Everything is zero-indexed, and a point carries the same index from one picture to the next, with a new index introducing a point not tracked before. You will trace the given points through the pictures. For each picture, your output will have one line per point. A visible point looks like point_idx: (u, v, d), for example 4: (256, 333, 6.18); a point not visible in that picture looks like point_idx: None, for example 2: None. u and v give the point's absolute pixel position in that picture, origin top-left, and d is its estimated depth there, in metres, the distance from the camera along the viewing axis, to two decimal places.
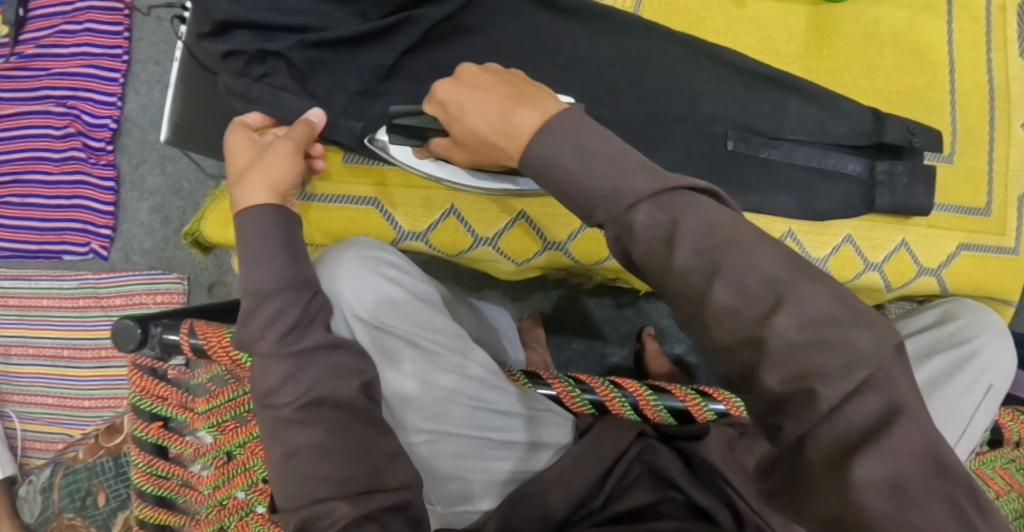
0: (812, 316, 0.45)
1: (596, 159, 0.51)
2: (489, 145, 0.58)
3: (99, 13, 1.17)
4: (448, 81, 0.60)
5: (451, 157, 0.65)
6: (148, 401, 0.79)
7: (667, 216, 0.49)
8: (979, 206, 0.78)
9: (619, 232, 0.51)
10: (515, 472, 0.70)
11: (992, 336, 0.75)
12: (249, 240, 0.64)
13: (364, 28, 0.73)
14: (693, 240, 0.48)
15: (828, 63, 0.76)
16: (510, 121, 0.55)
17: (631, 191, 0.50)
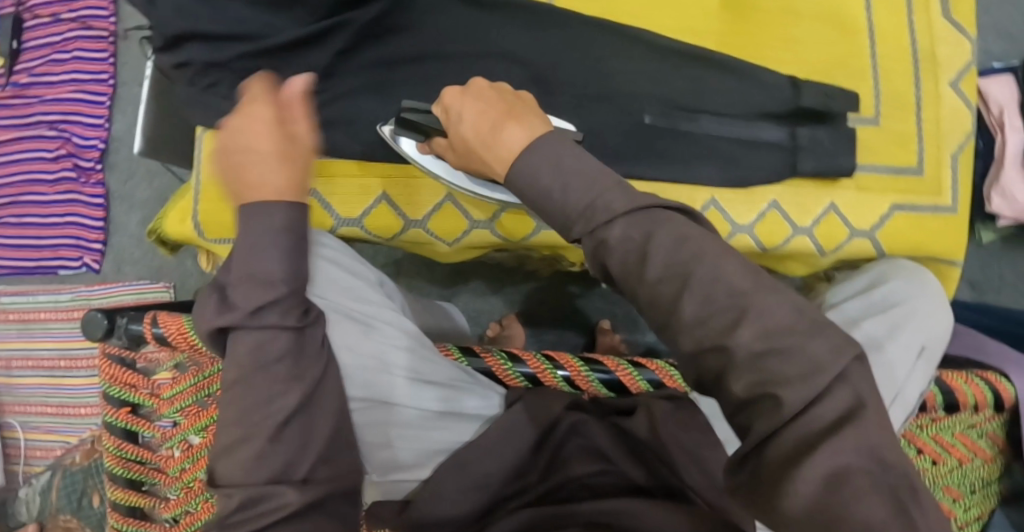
0: (774, 327, 0.46)
1: (565, 176, 0.51)
2: (474, 154, 0.58)
3: (86, 41, 1.24)
4: (455, 88, 0.59)
5: (447, 157, 0.66)
6: (117, 388, 0.84)
7: (641, 233, 0.49)
8: (910, 166, 0.79)
9: (595, 247, 0.50)
10: (446, 441, 0.73)
11: (925, 298, 0.74)
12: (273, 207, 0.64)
13: (297, 35, 0.72)
14: (666, 258, 0.48)
15: (746, 37, 0.78)
16: (496, 137, 0.55)
17: (606, 210, 0.50)
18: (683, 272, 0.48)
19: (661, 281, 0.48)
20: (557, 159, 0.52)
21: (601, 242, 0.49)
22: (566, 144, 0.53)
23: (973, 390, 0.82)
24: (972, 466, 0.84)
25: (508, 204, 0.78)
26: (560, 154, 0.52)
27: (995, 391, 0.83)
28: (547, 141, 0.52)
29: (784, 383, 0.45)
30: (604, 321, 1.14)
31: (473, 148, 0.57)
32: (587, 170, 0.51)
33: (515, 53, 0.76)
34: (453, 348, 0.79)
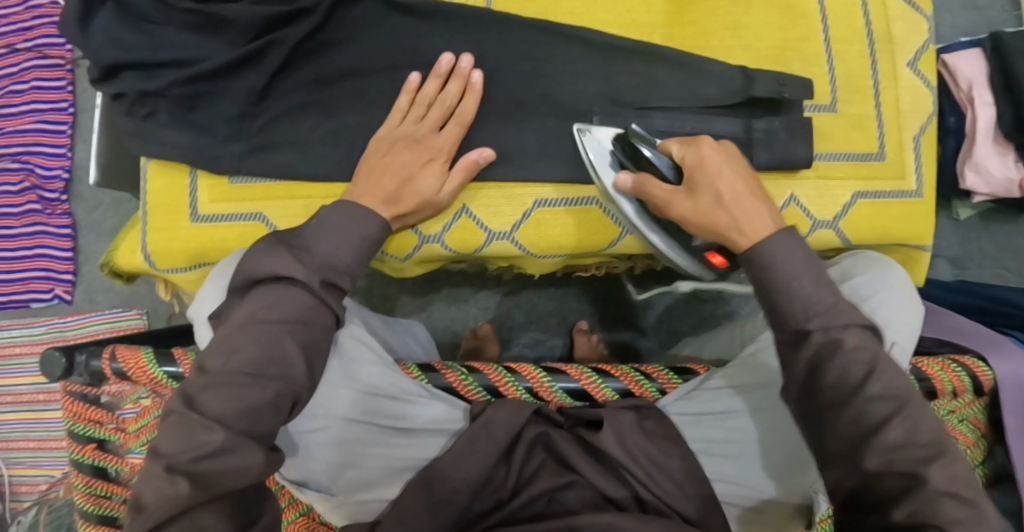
0: (959, 480, 0.51)
1: (807, 276, 0.57)
2: (717, 215, 0.62)
3: (43, 70, 1.22)
4: (716, 142, 0.64)
5: (666, 200, 0.65)
6: (82, 425, 0.81)
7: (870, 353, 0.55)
8: (871, 151, 0.76)
9: (828, 343, 0.55)
10: (411, 457, 0.71)
11: (894, 290, 0.72)
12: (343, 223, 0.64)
13: (233, 56, 0.74)
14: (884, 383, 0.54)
15: (692, 28, 0.76)
16: (749, 212, 0.61)
17: (840, 319, 0.56)
18: (895, 398, 0.54)
19: (879, 397, 0.54)
20: (801, 258, 0.58)
21: (836, 339, 0.55)
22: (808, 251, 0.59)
23: (952, 378, 0.79)
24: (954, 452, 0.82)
25: (459, 214, 0.74)
26: (793, 256, 0.58)
27: (973, 377, 0.81)
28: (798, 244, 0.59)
29: (950, 518, 0.50)
30: (582, 321, 1.13)
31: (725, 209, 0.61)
32: (810, 274, 0.57)
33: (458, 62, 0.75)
34: (411, 366, 0.76)
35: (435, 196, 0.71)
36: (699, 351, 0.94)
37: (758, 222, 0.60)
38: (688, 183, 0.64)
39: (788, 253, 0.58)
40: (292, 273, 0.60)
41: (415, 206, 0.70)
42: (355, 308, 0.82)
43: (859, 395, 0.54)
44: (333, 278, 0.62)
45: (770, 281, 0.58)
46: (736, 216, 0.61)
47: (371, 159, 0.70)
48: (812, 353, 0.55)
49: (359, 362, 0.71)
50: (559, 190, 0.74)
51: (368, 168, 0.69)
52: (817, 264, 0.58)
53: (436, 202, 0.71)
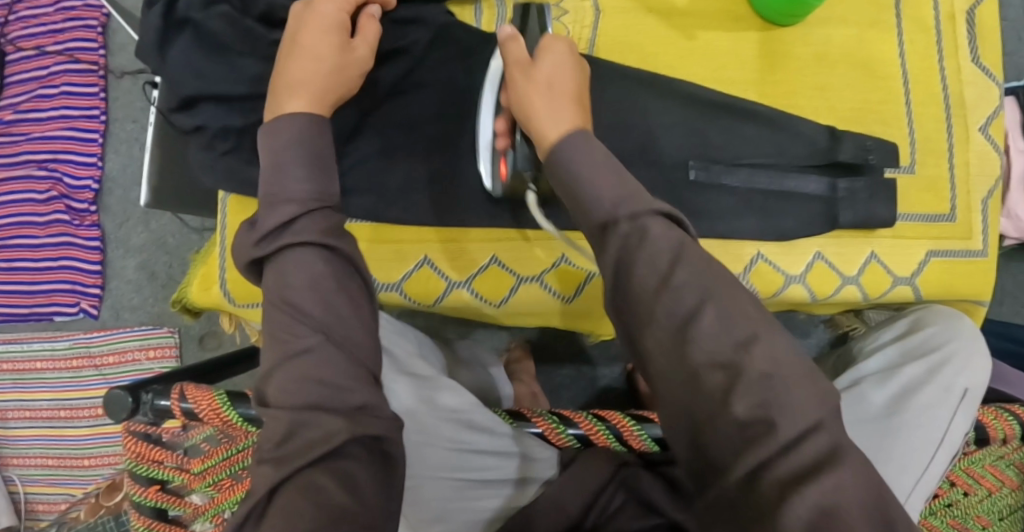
0: None
1: (591, 172, 0.55)
2: (523, 108, 0.61)
3: (74, 75, 1.18)
4: (565, 46, 0.63)
5: (513, 51, 0.63)
6: (144, 466, 0.79)
7: (675, 242, 0.50)
8: (943, 213, 0.79)
9: (633, 235, 0.51)
10: (499, 510, 0.71)
11: (969, 340, 0.77)
12: (278, 146, 0.61)
13: None
14: (688, 274, 0.49)
15: (782, 87, 0.77)
16: (549, 107, 0.60)
17: (642, 206, 0.52)
18: (704, 286, 0.49)
19: None
20: (588, 157, 0.56)
21: (641, 226, 0.51)
22: (602, 148, 0.56)
23: (1005, 426, 0.83)
24: (1000, 494, 0.86)
25: (558, 263, 0.78)
26: (586, 150, 0.56)
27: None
28: (582, 145, 0.56)
29: None
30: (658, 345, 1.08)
31: (544, 102, 0.60)
32: (608, 164, 0.55)
33: None
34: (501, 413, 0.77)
35: (350, 59, 0.66)
36: None
37: (557, 117, 0.59)
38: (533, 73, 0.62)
39: (587, 148, 0.56)
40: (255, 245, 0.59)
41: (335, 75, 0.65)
42: (429, 346, 0.85)
43: (664, 290, 0.49)
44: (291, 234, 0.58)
45: (570, 179, 0.56)
46: (542, 104, 0.60)
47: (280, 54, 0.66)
48: (618, 244, 0.51)
49: (446, 416, 0.73)
50: None
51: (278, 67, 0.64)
52: (613, 159, 0.56)
53: (356, 68, 0.67)
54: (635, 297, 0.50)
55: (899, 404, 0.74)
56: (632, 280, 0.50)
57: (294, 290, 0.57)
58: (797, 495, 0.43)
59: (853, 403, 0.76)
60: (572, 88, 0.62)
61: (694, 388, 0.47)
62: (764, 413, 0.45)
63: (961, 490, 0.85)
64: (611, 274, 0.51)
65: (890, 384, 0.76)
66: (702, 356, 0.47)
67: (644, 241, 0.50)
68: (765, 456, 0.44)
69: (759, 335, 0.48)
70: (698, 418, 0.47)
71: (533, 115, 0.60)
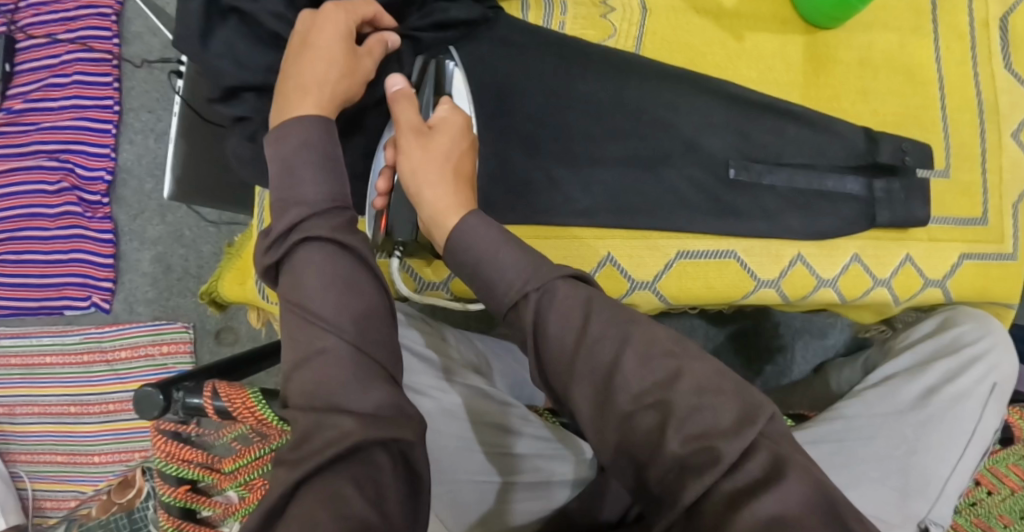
0: None
1: (500, 262, 0.57)
2: (421, 190, 0.61)
3: (87, 64, 1.15)
4: (460, 121, 0.64)
5: (403, 110, 0.63)
6: (174, 465, 0.78)
7: (582, 300, 0.54)
8: (976, 216, 0.80)
9: (542, 299, 0.55)
10: (539, 511, 0.67)
11: (995, 340, 0.78)
12: (285, 151, 0.60)
13: None
14: (603, 324, 0.53)
15: (825, 90, 0.78)
16: (442, 208, 0.60)
17: (544, 273, 0.56)
18: (622, 328, 0.53)
19: None
20: (484, 231, 0.59)
21: (549, 291, 0.55)
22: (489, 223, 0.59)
23: None
24: None
25: (604, 262, 0.73)
26: (484, 230, 0.58)
27: None
28: (476, 226, 0.59)
29: None
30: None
31: (448, 180, 0.61)
32: (509, 243, 0.58)
33: (592, 102, 0.73)
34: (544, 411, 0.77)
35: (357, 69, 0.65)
36: (787, 397, 0.99)
37: (441, 199, 0.61)
38: (426, 139, 0.62)
39: (483, 232, 0.58)
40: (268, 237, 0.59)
41: (343, 83, 0.63)
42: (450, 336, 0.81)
43: (581, 342, 0.53)
44: (305, 231, 0.58)
45: (473, 262, 0.58)
46: (420, 179, 0.61)
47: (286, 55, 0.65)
48: (530, 312, 0.55)
49: (483, 420, 0.70)
50: (701, 242, 0.74)
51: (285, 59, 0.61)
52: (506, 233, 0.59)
53: (360, 80, 0.65)
54: (553, 349, 0.54)
55: (931, 397, 0.75)
56: (548, 339, 0.54)
57: (309, 293, 0.57)
58: (747, 508, 0.45)
59: (887, 395, 0.76)
60: (459, 162, 0.62)
61: (628, 434, 0.50)
62: (699, 444, 0.48)
63: (985, 489, 0.88)
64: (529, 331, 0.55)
65: (920, 381, 0.77)
66: (627, 402, 0.50)
67: (553, 303, 0.54)
68: (706, 483, 0.47)
69: (682, 368, 0.51)
70: (638, 459, 0.50)
71: (426, 204, 0.61)
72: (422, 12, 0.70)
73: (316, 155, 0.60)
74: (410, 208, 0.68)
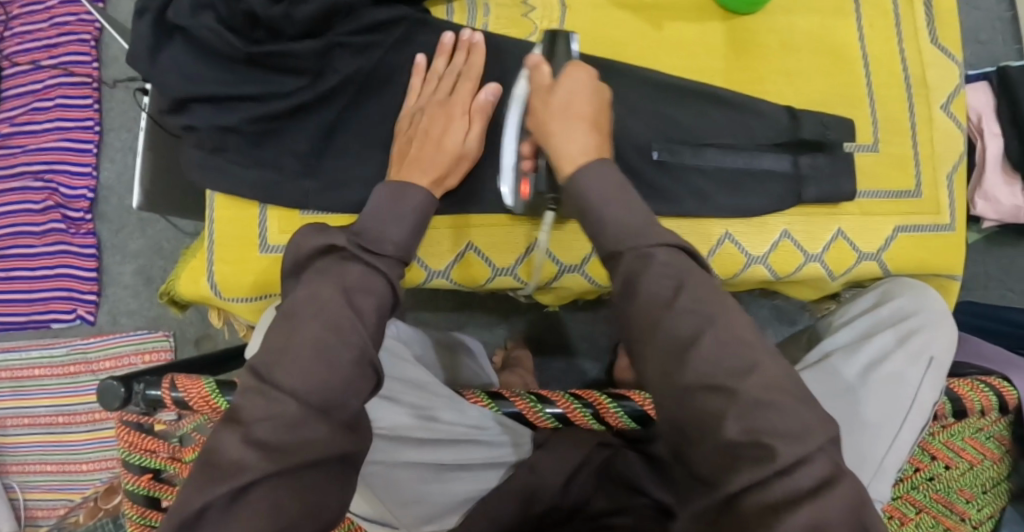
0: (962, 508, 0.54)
1: (611, 201, 0.60)
2: (563, 149, 0.64)
3: (68, 87, 1.21)
4: (585, 79, 0.69)
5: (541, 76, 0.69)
6: (137, 455, 0.82)
7: (676, 275, 0.56)
8: (909, 188, 0.81)
9: (639, 261, 0.57)
10: (474, 491, 0.73)
11: (931, 313, 0.77)
12: (384, 213, 0.69)
13: (288, 103, 0.75)
14: (691, 299, 0.55)
15: (748, 73, 0.80)
16: (573, 147, 0.64)
17: (650, 236, 0.58)
18: (704, 311, 0.54)
19: None
20: (610, 185, 0.61)
21: (645, 255, 0.57)
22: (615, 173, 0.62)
23: (982, 397, 0.84)
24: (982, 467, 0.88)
25: (531, 248, 0.80)
26: (602, 179, 0.61)
27: (1001, 397, 0.85)
28: (602, 171, 0.62)
29: None
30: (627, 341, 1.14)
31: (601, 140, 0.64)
32: (624, 200, 0.60)
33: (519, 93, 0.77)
34: (481, 393, 0.78)
35: (466, 148, 0.74)
36: None
37: (578, 144, 0.64)
38: (562, 103, 0.67)
39: (599, 180, 0.61)
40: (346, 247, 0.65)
41: (451, 163, 0.74)
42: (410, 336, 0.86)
43: (670, 310, 0.55)
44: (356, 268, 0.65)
45: (585, 201, 0.61)
46: (564, 130, 0.65)
47: (409, 132, 0.75)
48: (624, 271, 0.57)
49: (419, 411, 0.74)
50: None
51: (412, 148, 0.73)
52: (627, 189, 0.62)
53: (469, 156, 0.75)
54: (642, 314, 0.56)
55: (866, 375, 0.75)
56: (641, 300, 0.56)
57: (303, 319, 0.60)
58: (787, 516, 0.49)
59: (823, 376, 0.76)
60: (595, 116, 0.67)
61: (686, 405, 0.53)
62: (755, 437, 0.51)
63: (942, 463, 0.85)
64: (623, 293, 0.57)
65: (858, 356, 0.76)
66: (696, 377, 0.53)
67: (651, 264, 0.56)
68: (754, 477, 0.50)
69: (758, 365, 0.53)
70: (689, 432, 0.53)
71: (558, 149, 0.65)
72: (353, 18, 0.74)
73: (412, 219, 0.70)
74: (551, 177, 0.72)
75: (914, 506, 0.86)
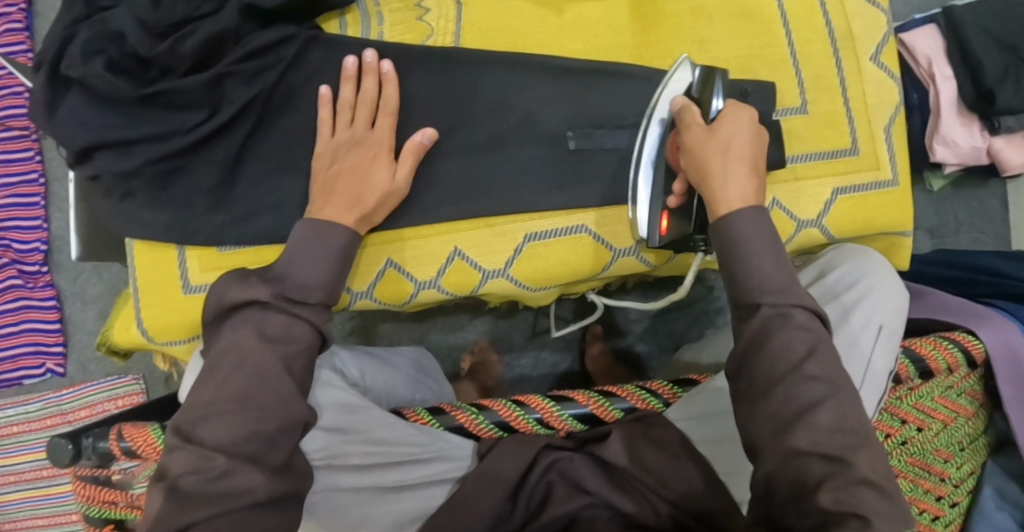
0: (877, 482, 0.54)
1: (762, 255, 0.63)
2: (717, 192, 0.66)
3: (6, 142, 1.19)
4: (743, 120, 0.68)
5: (693, 123, 0.68)
6: (96, 507, 0.79)
7: (812, 339, 0.60)
8: (845, 147, 0.78)
9: (775, 317, 0.61)
10: (418, 510, 0.70)
11: (875, 277, 0.74)
12: (307, 251, 0.65)
13: (190, 139, 0.73)
14: (822, 362, 0.59)
15: (659, 47, 0.78)
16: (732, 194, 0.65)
17: (792, 297, 0.61)
18: (829, 377, 0.59)
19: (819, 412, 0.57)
20: (763, 233, 0.64)
21: (784, 313, 0.61)
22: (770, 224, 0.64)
23: (945, 354, 0.81)
24: (956, 425, 0.84)
25: (452, 257, 0.75)
26: (760, 228, 0.64)
27: (965, 352, 0.81)
28: (755, 221, 0.64)
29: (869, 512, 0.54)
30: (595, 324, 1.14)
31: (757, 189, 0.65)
32: (771, 255, 0.63)
33: (426, 100, 0.75)
34: (422, 411, 0.76)
35: (393, 187, 0.72)
36: (702, 356, 0.98)
37: (741, 189, 0.65)
38: (724, 146, 0.67)
39: (754, 229, 0.64)
40: (268, 299, 0.62)
41: (378, 203, 0.71)
42: (344, 355, 0.80)
43: (797, 373, 0.59)
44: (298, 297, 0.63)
45: (732, 246, 0.64)
46: (727, 173, 0.66)
47: (331, 168, 0.71)
48: (759, 320, 0.61)
49: (357, 436, 0.71)
50: (547, 221, 0.75)
51: (343, 180, 0.70)
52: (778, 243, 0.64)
53: (397, 192, 0.72)
54: (768, 366, 0.59)
55: None
56: (768, 352, 0.60)
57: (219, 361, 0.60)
58: None
59: None
60: (749, 157, 0.67)
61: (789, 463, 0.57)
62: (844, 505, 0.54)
63: (914, 426, 0.81)
64: (746, 341, 0.61)
65: None
66: (804, 443, 0.57)
67: (788, 320, 0.60)
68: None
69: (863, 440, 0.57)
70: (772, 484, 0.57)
71: (713, 189, 0.66)
72: (239, 45, 0.73)
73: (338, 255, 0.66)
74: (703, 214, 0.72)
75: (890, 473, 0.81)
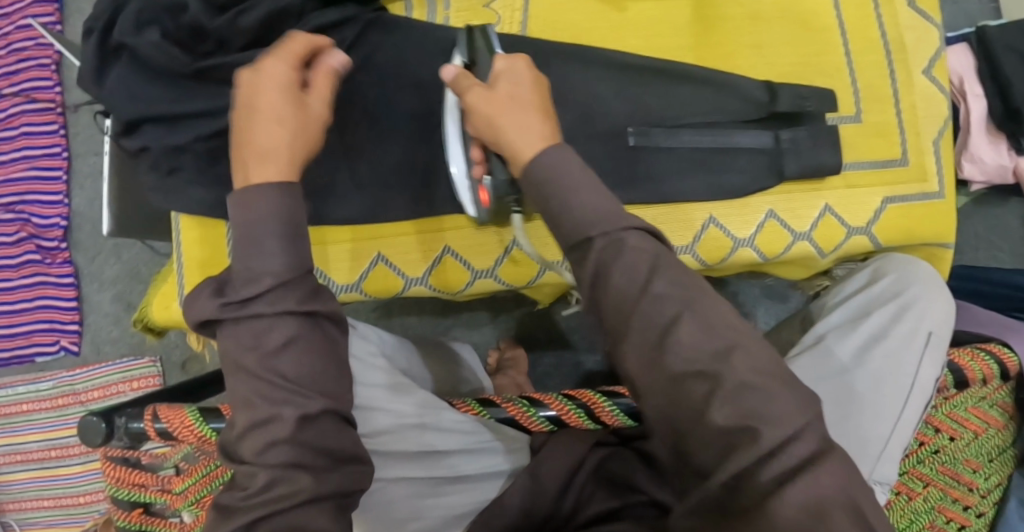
0: None
1: (571, 195, 0.52)
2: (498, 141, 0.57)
3: (33, 114, 1.18)
4: (514, 65, 0.59)
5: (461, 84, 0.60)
6: (125, 490, 0.72)
7: (651, 256, 0.50)
8: (894, 157, 0.79)
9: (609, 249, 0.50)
10: (469, 503, 0.70)
11: (924, 287, 0.75)
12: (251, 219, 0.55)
13: None
14: (668, 285, 0.49)
15: (719, 49, 0.79)
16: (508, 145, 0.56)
17: (622, 223, 0.51)
18: (685, 298, 0.48)
19: None
20: (570, 171, 0.53)
21: (616, 242, 0.50)
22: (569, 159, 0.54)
23: (980, 365, 0.82)
24: (987, 436, 0.85)
25: (510, 247, 0.81)
26: (568, 165, 0.53)
27: (1000, 365, 0.83)
28: (562, 162, 0.53)
29: None
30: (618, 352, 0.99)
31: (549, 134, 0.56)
32: (590, 186, 0.53)
33: None
34: (471, 402, 0.73)
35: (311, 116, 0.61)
36: None
37: (524, 132, 0.56)
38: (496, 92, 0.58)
39: (564, 165, 0.54)
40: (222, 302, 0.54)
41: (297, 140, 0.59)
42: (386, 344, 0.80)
43: (645, 296, 0.48)
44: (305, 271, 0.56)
45: (544, 192, 0.54)
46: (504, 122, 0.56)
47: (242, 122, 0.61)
48: (593, 260, 0.50)
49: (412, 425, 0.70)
50: None
51: (244, 125, 0.59)
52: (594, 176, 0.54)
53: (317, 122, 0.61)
54: (615, 306, 0.49)
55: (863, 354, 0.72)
56: (613, 300, 0.49)
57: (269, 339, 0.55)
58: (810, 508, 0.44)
59: (820, 356, 0.72)
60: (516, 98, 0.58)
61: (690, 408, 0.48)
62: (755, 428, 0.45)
63: (947, 435, 0.82)
64: (592, 291, 0.51)
65: (854, 337, 0.73)
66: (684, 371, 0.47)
67: (620, 254, 0.50)
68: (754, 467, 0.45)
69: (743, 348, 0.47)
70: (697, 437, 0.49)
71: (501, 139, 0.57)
72: (301, 22, 0.72)
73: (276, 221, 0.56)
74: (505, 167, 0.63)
75: (919, 480, 0.82)
